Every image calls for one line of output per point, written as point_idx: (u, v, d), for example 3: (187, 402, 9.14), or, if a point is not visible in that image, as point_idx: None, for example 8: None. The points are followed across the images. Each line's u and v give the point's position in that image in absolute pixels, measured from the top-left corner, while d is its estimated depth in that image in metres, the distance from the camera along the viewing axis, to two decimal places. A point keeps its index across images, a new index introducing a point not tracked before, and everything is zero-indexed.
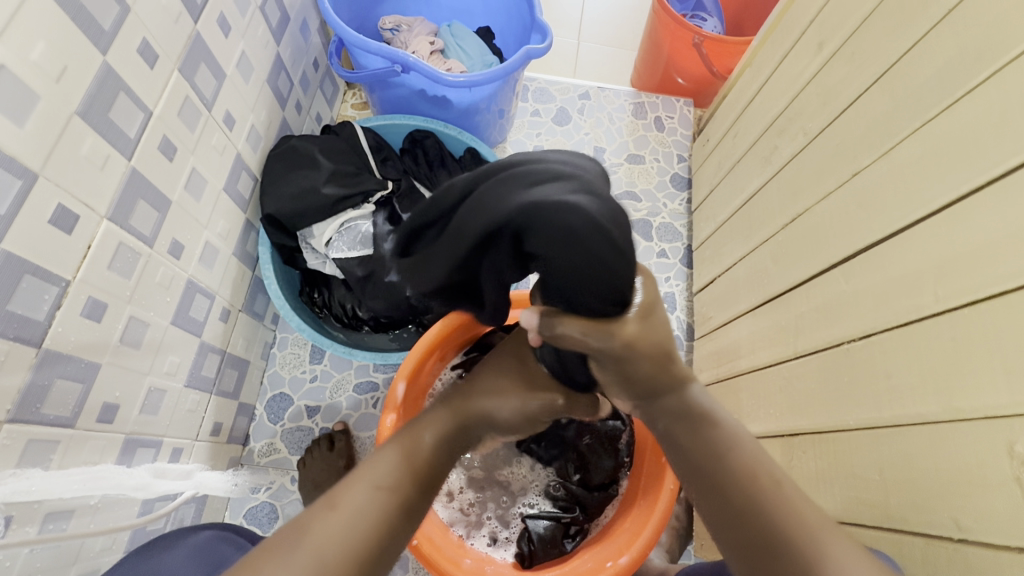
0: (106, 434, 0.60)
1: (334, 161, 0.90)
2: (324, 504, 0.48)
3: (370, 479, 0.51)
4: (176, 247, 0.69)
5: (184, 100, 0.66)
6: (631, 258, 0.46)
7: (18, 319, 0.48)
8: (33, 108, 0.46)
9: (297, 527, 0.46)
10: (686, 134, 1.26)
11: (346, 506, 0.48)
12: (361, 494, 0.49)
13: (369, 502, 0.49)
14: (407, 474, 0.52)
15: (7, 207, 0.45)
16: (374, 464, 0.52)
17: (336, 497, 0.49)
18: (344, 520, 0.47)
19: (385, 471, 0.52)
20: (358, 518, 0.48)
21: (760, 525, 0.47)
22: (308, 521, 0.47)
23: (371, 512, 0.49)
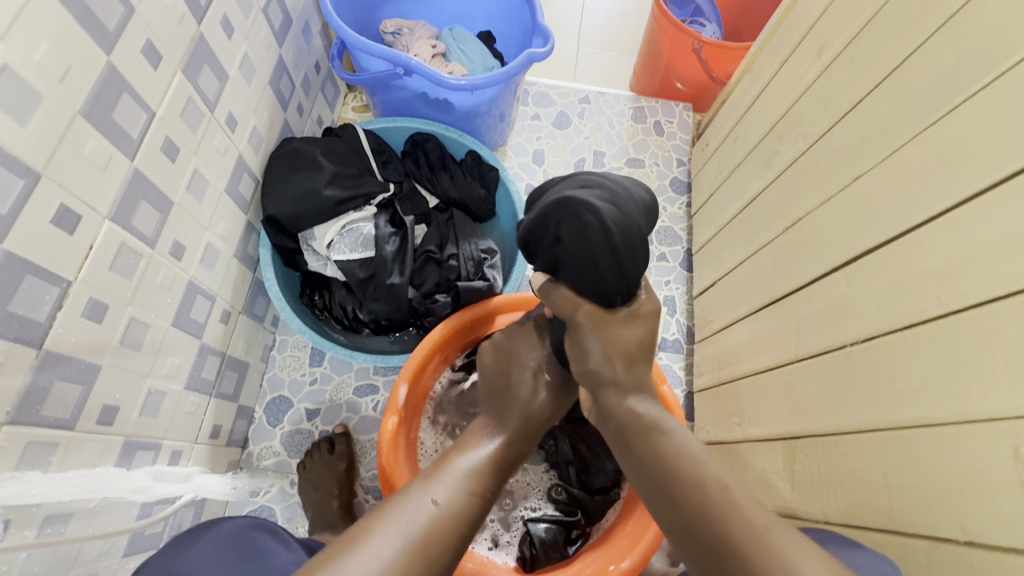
0: (105, 436, 0.59)
1: (336, 163, 0.89)
2: (426, 497, 0.50)
3: (467, 483, 0.52)
4: (178, 248, 0.68)
5: (188, 100, 0.66)
6: (622, 270, 0.57)
7: (19, 319, 0.47)
8: (36, 107, 0.46)
9: (401, 515, 0.48)
10: (685, 138, 1.27)
11: (445, 503, 0.50)
12: (459, 495, 0.51)
13: (465, 505, 0.51)
14: (494, 485, 0.54)
15: (9, 207, 0.45)
16: (468, 467, 0.54)
17: (437, 492, 0.50)
18: (443, 517, 0.49)
19: (478, 477, 0.53)
20: (455, 518, 0.49)
21: (706, 531, 0.45)
22: (411, 512, 0.48)
23: (467, 514, 0.50)
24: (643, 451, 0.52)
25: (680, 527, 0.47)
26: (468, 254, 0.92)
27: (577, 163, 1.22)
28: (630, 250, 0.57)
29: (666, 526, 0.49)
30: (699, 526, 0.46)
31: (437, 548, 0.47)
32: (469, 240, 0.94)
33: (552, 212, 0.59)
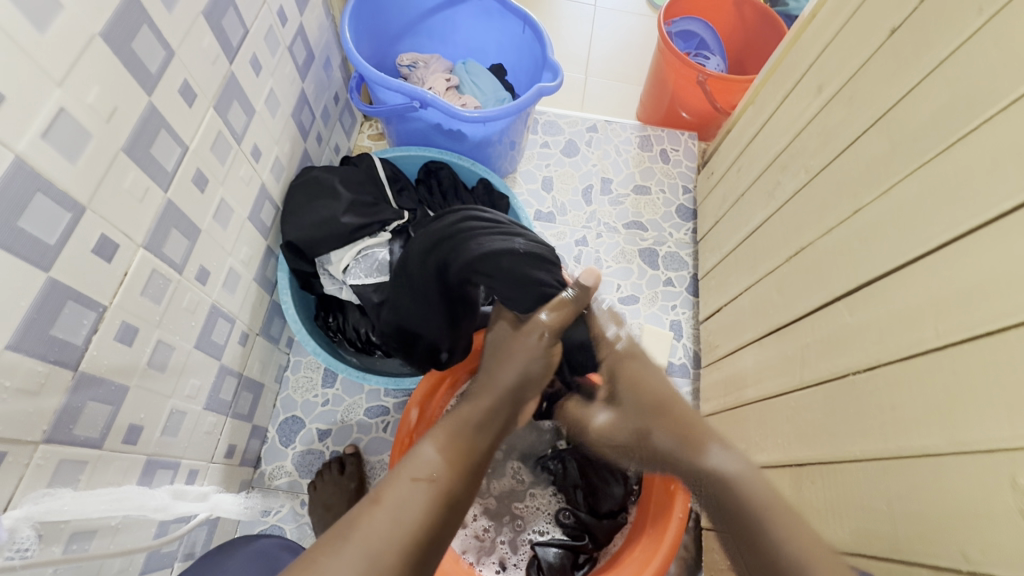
0: (129, 455, 0.61)
1: (352, 190, 0.93)
2: (368, 500, 0.51)
3: (409, 473, 0.53)
4: (203, 273, 0.71)
5: (218, 135, 0.70)
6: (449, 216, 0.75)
7: (59, 343, 0.50)
8: (85, 146, 0.49)
9: (346, 523, 0.49)
10: (690, 166, 1.30)
11: (388, 500, 0.50)
12: (402, 487, 0.52)
13: (412, 495, 0.51)
14: (444, 461, 0.55)
15: (55, 238, 0.48)
16: (415, 457, 0.55)
17: (379, 492, 0.51)
18: (387, 512, 0.49)
19: (421, 464, 0.54)
20: (401, 509, 0.50)
21: (763, 551, 0.53)
22: (354, 517, 0.49)
23: (415, 501, 0.51)
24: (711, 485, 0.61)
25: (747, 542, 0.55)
26: None
27: (585, 190, 1.25)
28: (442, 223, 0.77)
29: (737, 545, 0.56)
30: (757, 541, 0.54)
31: (385, 543, 0.47)
32: None
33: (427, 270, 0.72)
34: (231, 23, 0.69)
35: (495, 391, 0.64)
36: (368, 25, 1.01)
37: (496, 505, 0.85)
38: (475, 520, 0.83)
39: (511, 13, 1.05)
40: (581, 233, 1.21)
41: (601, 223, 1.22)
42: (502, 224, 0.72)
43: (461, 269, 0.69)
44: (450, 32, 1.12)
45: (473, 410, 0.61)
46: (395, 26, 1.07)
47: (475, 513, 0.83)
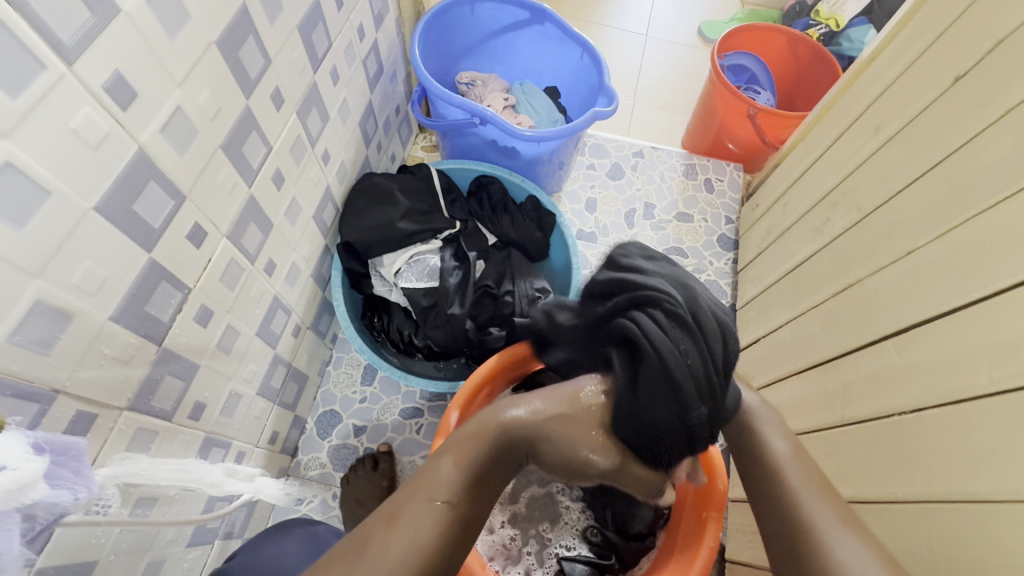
0: (192, 430, 0.65)
1: (411, 197, 0.98)
2: (386, 516, 0.53)
3: (428, 492, 0.54)
4: (270, 265, 0.76)
5: (296, 138, 0.75)
6: (716, 339, 0.58)
7: (150, 319, 0.53)
8: (191, 141, 0.53)
9: (363, 542, 0.51)
10: (734, 197, 1.31)
11: (406, 519, 0.52)
12: (420, 506, 0.53)
13: (429, 514, 0.53)
14: (463, 486, 0.56)
15: (160, 222, 0.52)
16: (431, 475, 0.56)
17: (397, 511, 0.53)
18: (404, 533, 0.51)
19: (442, 483, 0.55)
20: (419, 527, 0.52)
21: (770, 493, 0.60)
22: (373, 538, 0.51)
23: (433, 519, 0.53)
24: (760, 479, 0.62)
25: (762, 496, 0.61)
26: (524, 293, 0.97)
27: (627, 214, 1.27)
28: (714, 319, 0.59)
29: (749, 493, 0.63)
30: (792, 540, 0.56)
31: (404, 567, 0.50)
32: (525, 279, 0.99)
33: (637, 300, 0.59)
34: (318, 36, 0.74)
35: (524, 425, 0.61)
36: (434, 43, 1.06)
37: (524, 513, 0.85)
38: (503, 528, 0.84)
39: (572, 39, 1.09)
40: None
41: None
42: (719, 388, 0.59)
43: (643, 351, 0.56)
44: (509, 54, 1.17)
45: (496, 428, 0.60)
46: (459, 46, 1.13)
47: (502, 520, 0.84)
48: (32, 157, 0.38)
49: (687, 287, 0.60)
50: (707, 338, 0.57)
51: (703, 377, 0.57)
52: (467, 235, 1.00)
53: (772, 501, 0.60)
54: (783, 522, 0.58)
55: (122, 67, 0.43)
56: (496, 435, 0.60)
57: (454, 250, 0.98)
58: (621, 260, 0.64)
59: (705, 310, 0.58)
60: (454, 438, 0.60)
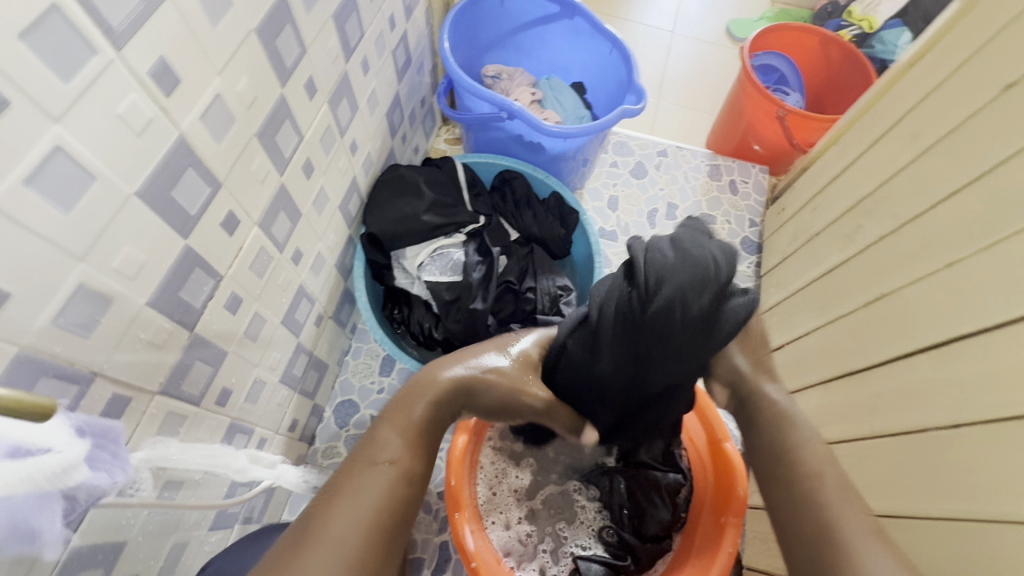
0: (218, 415, 0.66)
1: (436, 190, 0.98)
2: (333, 489, 0.51)
3: (371, 458, 0.54)
4: (297, 255, 0.76)
5: (327, 128, 0.75)
6: (665, 318, 0.63)
7: (183, 304, 0.54)
8: (229, 129, 0.53)
9: (313, 516, 0.48)
10: (759, 200, 1.29)
11: (354, 488, 0.51)
12: (365, 473, 0.53)
13: (374, 477, 0.52)
14: (407, 446, 0.57)
15: (197, 209, 0.52)
16: (374, 444, 0.56)
17: (347, 481, 0.52)
18: (356, 499, 0.50)
19: (386, 448, 0.56)
20: (370, 490, 0.51)
21: (797, 501, 0.60)
22: (322, 509, 0.49)
23: (384, 480, 0.53)
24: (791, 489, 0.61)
25: (783, 502, 0.61)
26: (546, 290, 0.96)
27: (650, 213, 1.26)
28: (673, 301, 0.62)
29: (769, 499, 0.63)
30: (811, 544, 0.55)
31: (362, 529, 0.48)
32: (546, 275, 0.99)
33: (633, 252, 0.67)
34: (351, 26, 0.74)
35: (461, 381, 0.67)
36: (463, 35, 1.06)
37: (541, 510, 0.86)
38: (519, 524, 0.84)
39: (601, 35, 1.08)
40: None
41: None
42: (643, 352, 0.66)
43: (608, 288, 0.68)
44: (537, 48, 1.16)
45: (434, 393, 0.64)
46: (486, 38, 1.12)
47: (519, 517, 0.84)
48: (80, 142, 0.38)
49: (674, 259, 0.62)
50: (654, 308, 0.63)
51: (622, 330, 0.65)
52: (491, 229, 1.00)
53: (797, 508, 0.59)
54: (805, 530, 0.57)
55: (167, 53, 0.43)
56: (432, 400, 0.63)
57: (477, 245, 0.98)
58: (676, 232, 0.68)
59: (669, 291, 0.62)
60: (388, 411, 0.61)
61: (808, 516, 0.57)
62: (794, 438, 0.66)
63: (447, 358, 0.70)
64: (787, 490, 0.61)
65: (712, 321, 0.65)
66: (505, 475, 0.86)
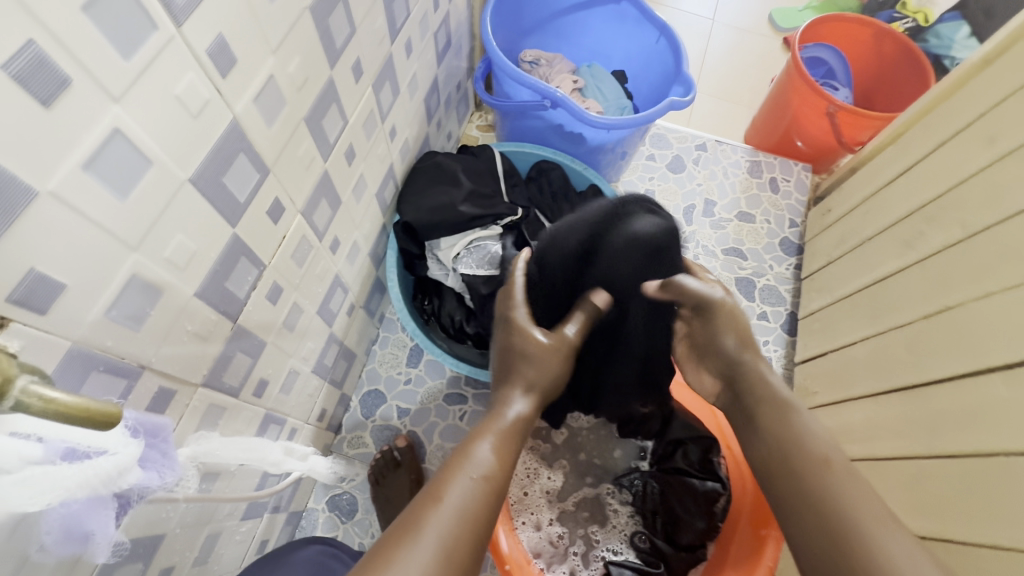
0: (255, 406, 0.64)
1: (474, 180, 0.95)
2: (428, 497, 0.48)
3: (466, 470, 0.50)
4: (335, 243, 0.74)
5: (370, 112, 0.72)
6: (557, 240, 0.72)
7: (228, 295, 0.52)
8: (279, 113, 0.51)
9: (407, 525, 0.45)
10: (801, 199, 1.24)
11: (449, 499, 0.48)
12: (462, 487, 0.49)
13: (471, 493, 0.49)
14: (501, 460, 0.52)
15: (245, 196, 0.49)
16: (467, 453, 0.52)
17: (441, 489, 0.48)
18: (450, 512, 0.47)
19: (480, 461, 0.51)
20: (460, 505, 0.48)
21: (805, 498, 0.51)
22: (418, 516, 0.46)
23: (473, 493, 0.49)
24: (818, 511, 0.50)
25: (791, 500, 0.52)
26: None
27: (686, 209, 1.22)
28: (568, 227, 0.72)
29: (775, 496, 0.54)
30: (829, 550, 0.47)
31: (454, 547, 0.45)
32: None
33: None
34: (399, 5, 0.70)
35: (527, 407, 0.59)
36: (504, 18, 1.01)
37: (573, 511, 0.84)
38: (551, 525, 0.82)
39: (649, 21, 1.03)
40: None
41: (700, 245, 1.19)
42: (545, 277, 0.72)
43: None
44: (578, 34, 1.12)
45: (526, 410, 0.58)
46: (527, 22, 1.07)
47: (550, 518, 0.83)
48: (138, 124, 0.35)
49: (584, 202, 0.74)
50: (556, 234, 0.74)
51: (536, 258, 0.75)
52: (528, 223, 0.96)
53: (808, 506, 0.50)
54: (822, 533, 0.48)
55: (225, 31, 0.40)
56: (520, 417, 0.57)
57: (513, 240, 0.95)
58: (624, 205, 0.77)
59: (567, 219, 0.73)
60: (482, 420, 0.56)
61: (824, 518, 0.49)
62: (796, 426, 0.56)
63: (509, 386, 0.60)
64: (803, 502, 0.51)
65: (613, 251, 0.68)
66: (536, 476, 0.85)
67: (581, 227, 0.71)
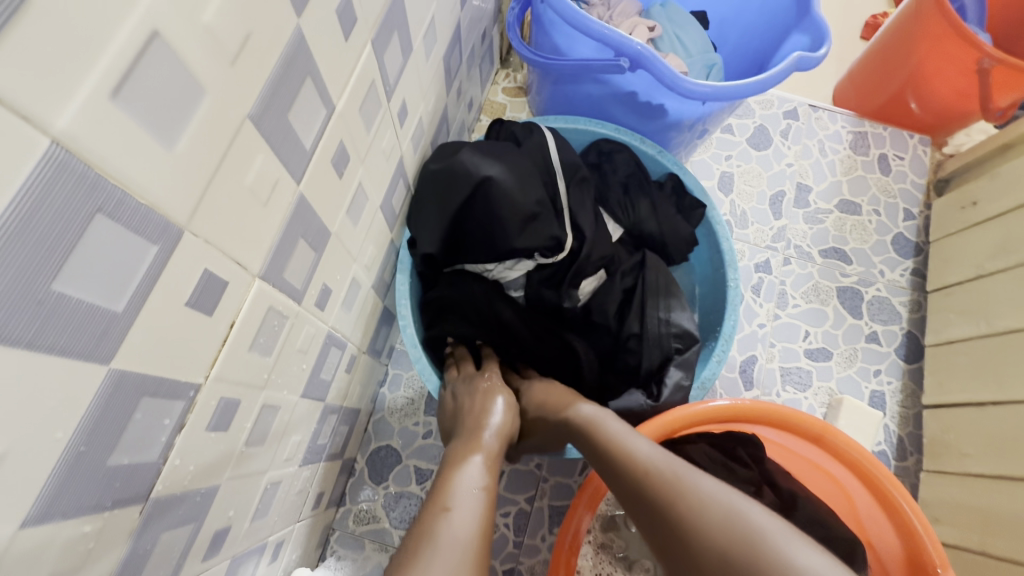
0: (208, 572, 0.41)
1: (517, 187, 0.64)
2: (438, 505, 0.44)
3: (464, 482, 0.47)
4: (325, 294, 0.48)
5: (370, 87, 0.44)
6: (445, 249, 0.66)
7: (123, 474, 0.27)
8: (193, 114, 0.24)
9: (421, 536, 0.41)
10: (918, 182, 0.98)
11: (459, 503, 0.44)
12: (466, 494, 0.45)
13: (473, 500, 0.45)
14: (491, 466, 0.51)
15: (127, 298, 0.24)
16: (455, 467, 0.49)
17: (444, 499, 0.44)
18: (460, 524, 0.42)
19: (476, 473, 0.49)
20: (470, 514, 0.43)
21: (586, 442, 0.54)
22: (427, 524, 0.42)
23: (478, 500, 0.45)
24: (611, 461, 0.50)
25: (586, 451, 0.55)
26: (655, 337, 0.67)
27: (774, 198, 0.95)
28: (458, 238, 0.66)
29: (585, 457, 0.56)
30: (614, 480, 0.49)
31: (476, 545, 0.41)
32: (656, 309, 0.68)
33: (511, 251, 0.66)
34: None
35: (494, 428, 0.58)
36: None
37: None
38: None
39: None
40: (763, 256, 0.93)
41: (791, 245, 0.93)
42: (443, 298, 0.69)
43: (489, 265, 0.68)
44: None
45: (491, 435, 0.56)
46: None
47: None
48: None
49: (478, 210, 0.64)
50: (449, 244, 0.66)
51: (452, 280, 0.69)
52: (588, 259, 0.68)
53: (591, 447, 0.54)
54: (600, 461, 0.52)
55: None
56: (494, 439, 0.56)
57: (551, 287, 0.69)
58: (522, 182, 0.65)
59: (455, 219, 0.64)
60: (458, 445, 0.54)
61: (602, 450, 0.52)
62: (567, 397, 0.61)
63: (479, 413, 0.59)
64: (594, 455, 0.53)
65: (468, 246, 0.66)
66: None
67: (456, 235, 0.65)
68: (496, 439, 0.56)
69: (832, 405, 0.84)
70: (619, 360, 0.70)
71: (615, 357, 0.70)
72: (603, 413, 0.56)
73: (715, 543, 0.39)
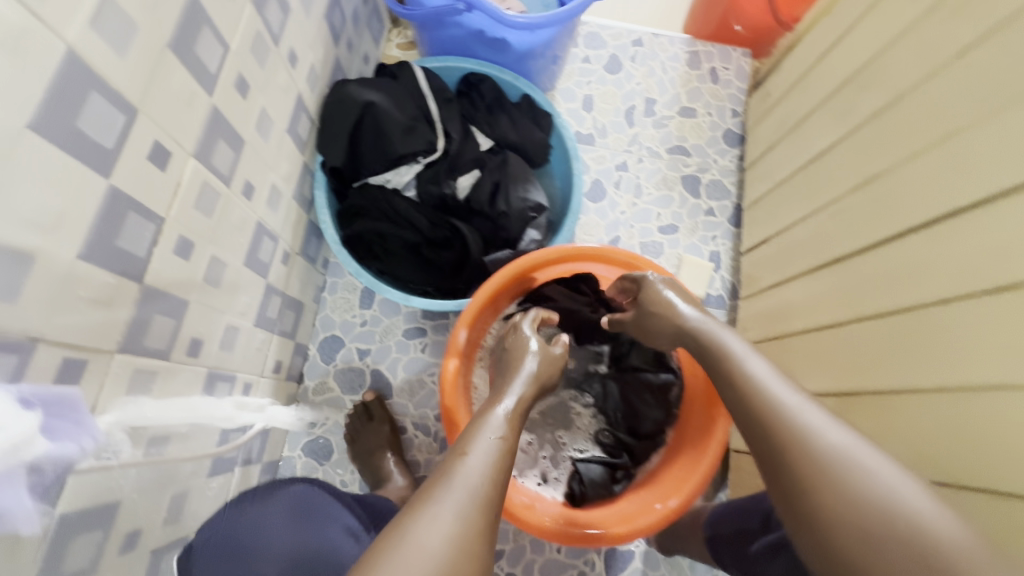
0: (192, 366, 0.62)
1: (395, 108, 0.87)
2: (457, 451, 0.51)
3: (486, 428, 0.53)
4: (249, 188, 0.69)
5: (257, 35, 0.64)
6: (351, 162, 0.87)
7: (124, 254, 0.48)
8: (133, 39, 0.44)
9: (441, 474, 0.48)
10: (742, 87, 1.21)
11: (474, 448, 0.51)
12: (483, 439, 0.52)
13: (489, 445, 0.51)
14: (511, 421, 0.55)
15: (112, 142, 0.44)
16: (482, 413, 0.56)
17: (463, 445, 0.51)
18: (471, 468, 0.48)
19: (496, 422, 0.54)
20: (485, 455, 0.50)
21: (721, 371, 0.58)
22: (445, 470, 0.48)
23: (489, 442, 0.51)
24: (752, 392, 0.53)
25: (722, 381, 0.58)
26: (518, 212, 0.89)
27: (628, 111, 1.18)
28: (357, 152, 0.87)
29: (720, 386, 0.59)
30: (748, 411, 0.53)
31: (485, 486, 0.48)
32: (516, 191, 0.90)
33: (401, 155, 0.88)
34: None
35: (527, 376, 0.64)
36: None
37: (539, 420, 0.87)
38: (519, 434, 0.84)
39: None
40: (622, 157, 1.15)
41: (644, 147, 1.16)
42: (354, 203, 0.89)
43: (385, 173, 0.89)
44: None
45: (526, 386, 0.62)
46: None
47: None
48: None
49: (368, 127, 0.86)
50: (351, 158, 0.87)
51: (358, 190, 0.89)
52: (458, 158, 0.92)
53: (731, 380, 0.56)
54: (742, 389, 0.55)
55: None
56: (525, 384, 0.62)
57: (434, 181, 0.91)
58: (399, 104, 0.89)
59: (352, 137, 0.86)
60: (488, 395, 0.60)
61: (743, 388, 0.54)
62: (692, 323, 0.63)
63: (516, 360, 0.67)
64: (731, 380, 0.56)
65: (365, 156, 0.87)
66: None
67: (355, 150, 0.86)
68: (527, 385, 0.62)
69: (678, 265, 1.08)
70: (497, 235, 0.91)
71: (495, 234, 0.92)
72: (728, 333, 0.60)
73: (852, 496, 0.43)
